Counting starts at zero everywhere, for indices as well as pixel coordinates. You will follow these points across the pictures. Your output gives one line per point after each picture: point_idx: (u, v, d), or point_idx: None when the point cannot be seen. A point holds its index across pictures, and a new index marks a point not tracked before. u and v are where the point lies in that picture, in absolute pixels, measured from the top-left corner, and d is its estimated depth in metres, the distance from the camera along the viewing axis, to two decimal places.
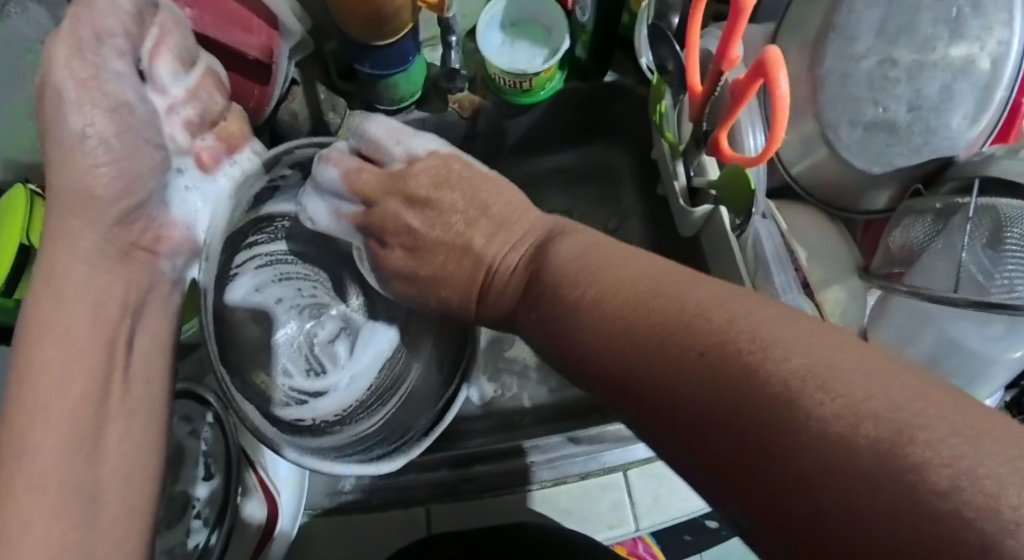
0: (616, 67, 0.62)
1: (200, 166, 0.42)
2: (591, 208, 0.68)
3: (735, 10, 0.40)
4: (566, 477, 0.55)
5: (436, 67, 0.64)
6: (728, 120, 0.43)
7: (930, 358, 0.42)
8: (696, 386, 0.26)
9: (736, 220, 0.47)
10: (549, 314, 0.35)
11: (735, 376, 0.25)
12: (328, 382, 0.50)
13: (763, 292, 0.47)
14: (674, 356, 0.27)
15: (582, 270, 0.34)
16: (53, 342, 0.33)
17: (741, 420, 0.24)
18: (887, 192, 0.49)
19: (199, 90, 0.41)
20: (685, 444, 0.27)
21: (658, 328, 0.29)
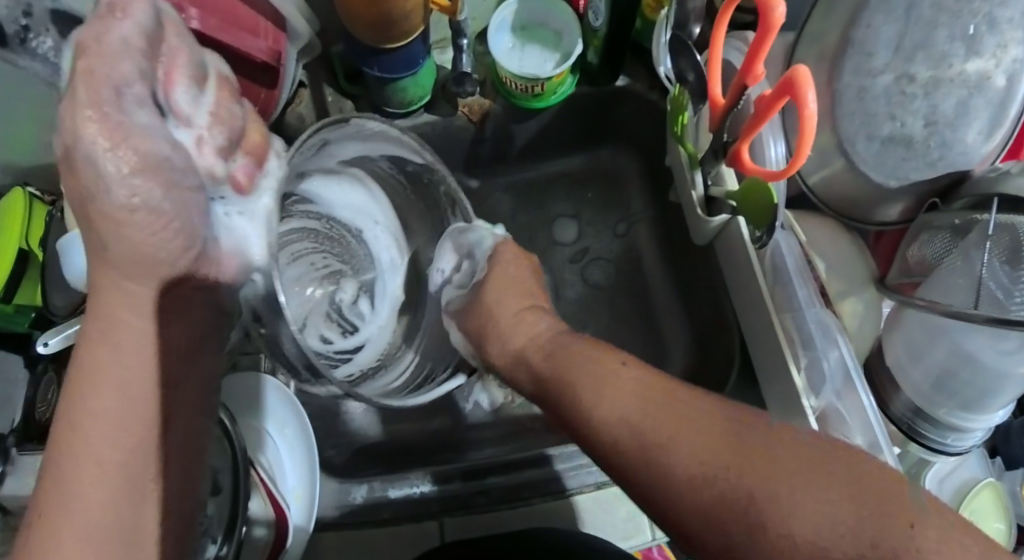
0: (626, 71, 0.61)
1: (239, 191, 0.41)
2: (599, 213, 0.68)
3: (764, 26, 0.40)
4: (578, 487, 0.55)
5: (445, 70, 0.63)
6: (751, 134, 0.43)
7: (944, 371, 0.43)
8: (709, 428, 0.32)
9: (756, 232, 0.47)
10: (577, 356, 0.40)
11: (726, 443, 0.31)
12: (362, 335, 0.54)
13: (780, 302, 0.47)
14: (674, 408, 0.33)
15: (571, 356, 0.41)
16: (105, 393, 0.33)
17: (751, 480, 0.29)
18: (900, 205, 0.49)
19: (220, 110, 0.39)
20: (683, 479, 0.31)
21: (661, 392, 0.35)
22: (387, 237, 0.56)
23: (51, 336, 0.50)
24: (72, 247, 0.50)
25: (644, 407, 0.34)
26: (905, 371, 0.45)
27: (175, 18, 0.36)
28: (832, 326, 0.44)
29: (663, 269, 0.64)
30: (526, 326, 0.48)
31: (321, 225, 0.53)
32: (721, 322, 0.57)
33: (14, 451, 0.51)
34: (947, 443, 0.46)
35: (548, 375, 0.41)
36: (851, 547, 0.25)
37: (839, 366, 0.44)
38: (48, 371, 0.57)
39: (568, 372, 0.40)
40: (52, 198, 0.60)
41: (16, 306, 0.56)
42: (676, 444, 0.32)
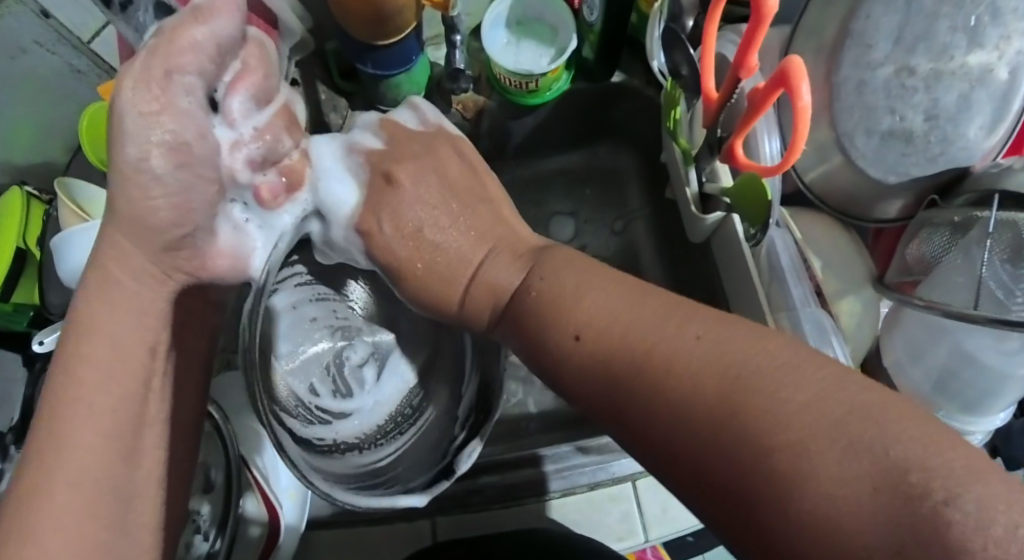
0: (622, 67, 0.61)
1: (260, 202, 0.41)
2: (596, 210, 0.68)
3: (757, 17, 0.39)
4: (574, 488, 0.54)
5: (439, 67, 0.63)
6: (745, 128, 0.42)
7: (944, 371, 0.42)
8: (695, 370, 0.28)
9: (751, 230, 0.45)
10: (555, 288, 0.36)
11: (722, 396, 0.26)
12: (354, 404, 0.48)
13: (777, 301, 0.46)
14: (661, 357, 0.29)
15: (548, 285, 0.37)
16: (98, 342, 0.34)
17: (744, 426, 0.25)
18: (900, 202, 0.48)
19: (267, 130, 0.41)
20: (672, 430, 0.28)
21: (638, 334, 0.31)
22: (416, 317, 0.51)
23: (48, 334, 0.50)
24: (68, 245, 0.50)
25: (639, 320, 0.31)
26: (904, 371, 0.44)
27: (262, 43, 0.40)
28: (827, 327, 0.43)
29: (661, 267, 0.63)
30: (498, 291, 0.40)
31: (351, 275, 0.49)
32: None
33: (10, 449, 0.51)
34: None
35: (525, 309, 0.37)
36: (868, 503, 0.21)
37: None
38: (46, 370, 0.57)
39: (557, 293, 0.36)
40: (50, 197, 0.60)
41: (14, 304, 0.56)
42: (672, 363, 0.29)
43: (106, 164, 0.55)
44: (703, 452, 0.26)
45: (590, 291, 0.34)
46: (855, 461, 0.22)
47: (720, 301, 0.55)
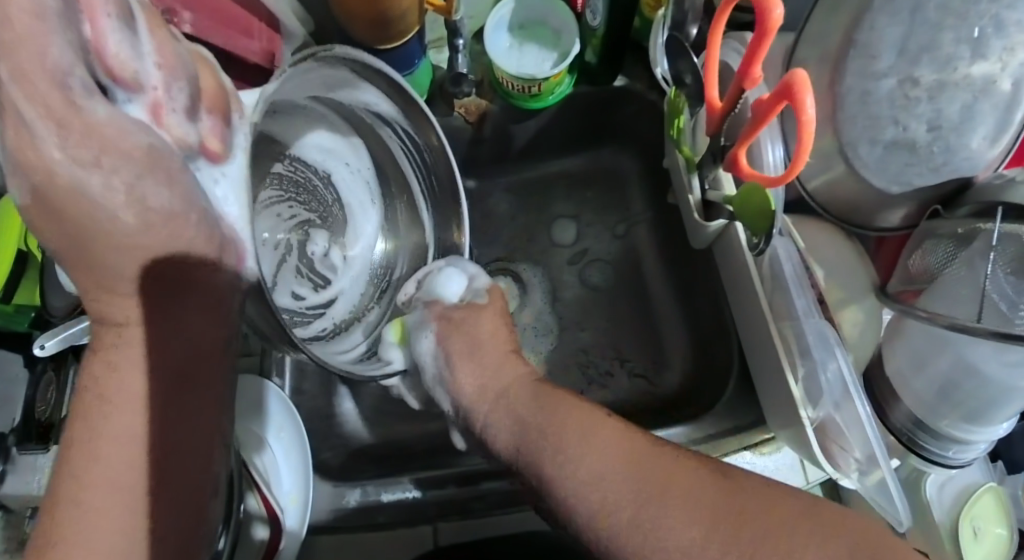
0: (626, 71, 0.60)
1: (212, 160, 0.35)
2: (598, 214, 0.67)
3: (761, 29, 0.39)
4: None
5: (442, 70, 0.62)
6: (748, 139, 0.43)
7: (946, 382, 0.42)
8: (689, 485, 0.34)
9: (754, 240, 0.45)
10: (543, 405, 0.42)
11: (716, 505, 0.32)
12: (334, 289, 0.54)
13: (778, 310, 0.46)
14: (656, 471, 0.35)
15: (543, 402, 0.42)
16: (110, 417, 0.31)
17: (736, 525, 0.31)
18: (903, 210, 0.48)
19: (167, 57, 0.31)
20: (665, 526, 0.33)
21: (632, 451, 0.37)
22: (358, 183, 0.55)
23: (48, 338, 0.50)
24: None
25: (632, 478, 0.35)
26: (906, 381, 0.44)
27: None
28: (832, 339, 0.42)
29: (664, 271, 0.63)
30: (509, 369, 0.47)
31: (286, 168, 0.49)
32: (721, 325, 0.56)
33: (13, 451, 0.52)
34: (949, 456, 0.45)
35: (520, 417, 0.43)
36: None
37: (838, 380, 0.42)
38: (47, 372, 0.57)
39: (546, 441, 0.40)
40: None
41: (16, 305, 0.56)
42: (663, 497, 0.34)
43: None
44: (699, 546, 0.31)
45: (567, 410, 0.40)
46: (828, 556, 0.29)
47: (722, 305, 0.56)
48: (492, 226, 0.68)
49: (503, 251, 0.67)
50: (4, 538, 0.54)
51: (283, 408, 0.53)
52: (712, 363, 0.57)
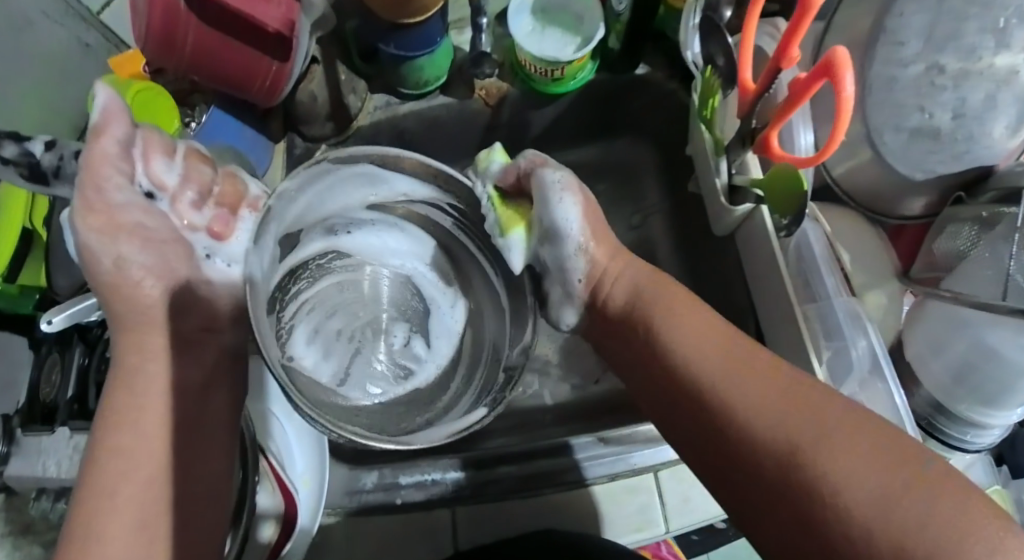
0: (646, 59, 0.60)
1: (214, 237, 0.47)
2: (612, 204, 0.67)
3: (801, 9, 0.41)
4: (592, 478, 0.50)
5: (463, 52, 0.63)
6: (782, 117, 0.44)
7: (964, 364, 0.41)
8: (753, 410, 0.34)
9: (782, 222, 0.45)
10: (644, 300, 0.43)
11: (788, 446, 0.32)
12: (416, 380, 0.50)
13: (804, 293, 0.46)
14: (743, 374, 0.36)
15: (650, 291, 0.43)
16: (125, 430, 0.40)
17: (795, 468, 0.31)
18: (923, 199, 0.49)
19: (187, 172, 0.46)
20: (747, 439, 0.34)
21: (736, 360, 0.37)
22: (430, 274, 0.52)
23: (55, 313, 0.48)
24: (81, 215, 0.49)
25: (728, 359, 0.37)
26: (924, 364, 0.43)
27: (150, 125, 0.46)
28: (861, 314, 0.43)
29: (679, 262, 0.62)
30: (617, 281, 0.45)
31: (358, 276, 0.51)
32: (738, 315, 0.56)
33: (18, 433, 0.51)
34: (964, 439, 0.44)
35: (626, 317, 0.43)
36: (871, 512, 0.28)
37: (868, 355, 0.43)
38: (53, 352, 0.54)
39: (657, 313, 0.41)
40: None
41: (20, 287, 0.53)
42: (734, 405, 0.35)
43: None
44: (776, 467, 0.32)
45: (675, 314, 0.41)
46: (867, 494, 0.29)
47: (738, 294, 0.56)
48: None
49: None
50: (6, 521, 0.52)
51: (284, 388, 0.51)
52: None
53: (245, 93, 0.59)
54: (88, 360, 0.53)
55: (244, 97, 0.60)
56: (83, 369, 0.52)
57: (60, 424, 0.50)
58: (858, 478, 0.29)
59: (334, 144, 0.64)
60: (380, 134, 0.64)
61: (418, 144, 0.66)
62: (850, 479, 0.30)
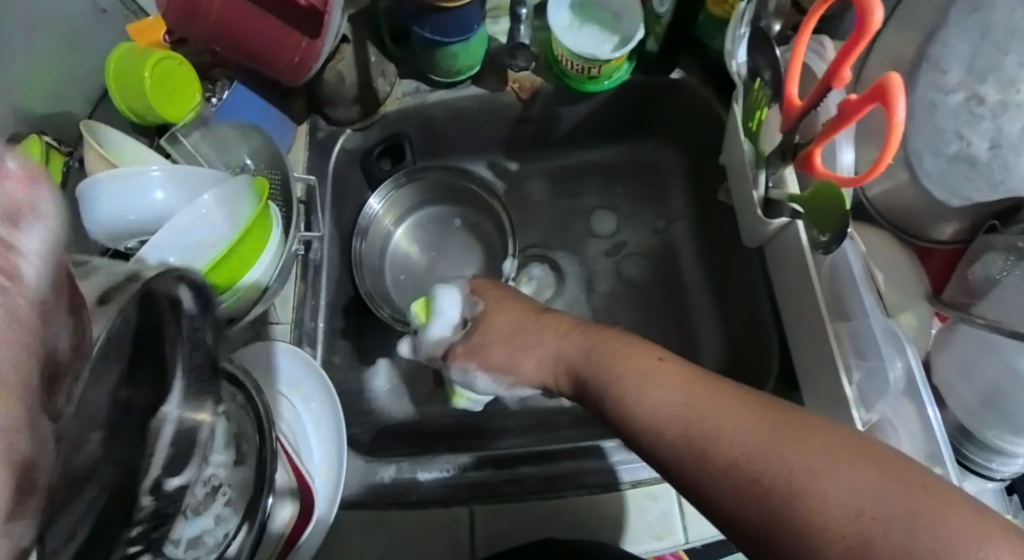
0: (682, 64, 0.60)
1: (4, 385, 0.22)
2: (635, 206, 0.66)
3: (858, 32, 0.41)
4: (622, 482, 0.51)
5: (498, 41, 0.62)
6: (829, 135, 0.45)
7: (993, 389, 0.40)
8: (730, 450, 0.29)
9: (822, 238, 0.46)
10: (595, 349, 0.39)
11: (770, 484, 0.27)
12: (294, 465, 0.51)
13: (835, 310, 0.47)
14: (708, 425, 0.30)
15: (601, 349, 0.39)
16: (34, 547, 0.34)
17: (777, 512, 0.26)
18: (955, 225, 0.49)
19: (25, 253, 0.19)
20: (724, 489, 0.28)
21: (695, 402, 0.32)
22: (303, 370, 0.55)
23: None
24: (92, 194, 0.50)
25: (701, 403, 0.32)
26: (953, 389, 0.42)
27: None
28: (900, 337, 0.42)
29: (701, 267, 0.62)
30: (550, 331, 0.44)
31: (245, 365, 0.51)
32: (759, 323, 0.56)
33: None
34: (992, 467, 0.42)
35: (589, 359, 0.39)
36: (873, 530, 0.23)
37: (904, 376, 0.42)
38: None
39: (613, 362, 0.37)
40: (67, 150, 0.56)
41: None
42: (715, 452, 0.29)
43: (133, 112, 0.55)
44: (760, 517, 0.27)
45: (624, 360, 0.37)
46: (870, 512, 0.24)
47: (761, 302, 0.56)
48: (527, 210, 0.67)
49: (539, 236, 0.66)
50: None
51: (311, 372, 0.54)
52: (749, 360, 0.56)
53: (271, 68, 0.56)
54: None
55: (269, 74, 0.58)
56: None
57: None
58: (836, 488, 0.25)
59: (358, 128, 0.62)
60: (406, 120, 0.63)
61: (444, 132, 0.65)
62: (849, 505, 0.24)
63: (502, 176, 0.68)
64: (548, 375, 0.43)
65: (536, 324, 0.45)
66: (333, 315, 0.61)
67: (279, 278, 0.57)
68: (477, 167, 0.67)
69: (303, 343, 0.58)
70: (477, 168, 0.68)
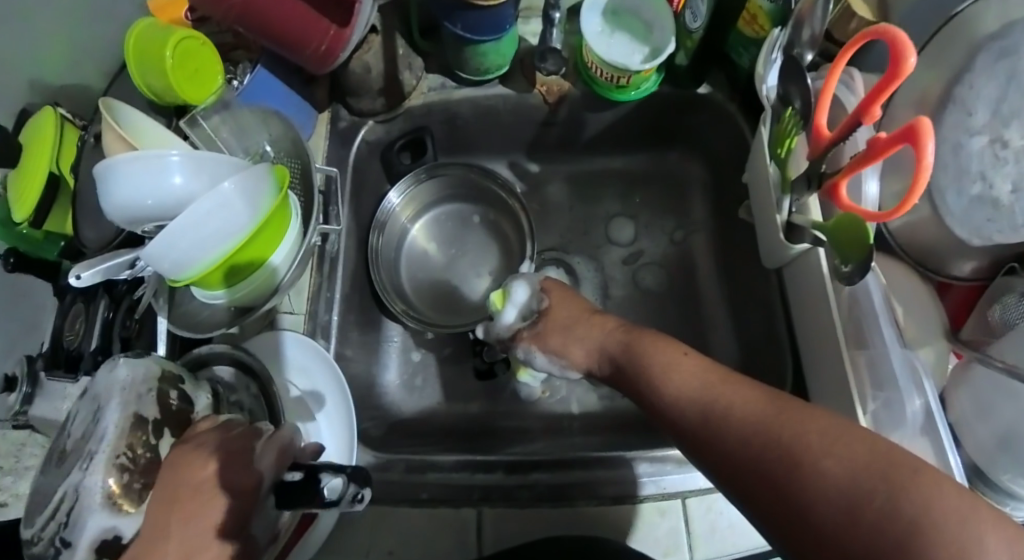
0: (710, 79, 0.60)
1: None
2: (655, 216, 0.67)
3: (890, 74, 0.41)
4: (642, 494, 0.52)
5: (528, 42, 0.61)
6: (855, 169, 0.45)
7: (1010, 432, 0.41)
8: (740, 425, 0.35)
9: (843, 269, 0.46)
10: (630, 343, 0.46)
11: (781, 449, 0.32)
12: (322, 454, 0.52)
13: (853, 338, 0.48)
14: (722, 405, 0.37)
15: (639, 342, 0.45)
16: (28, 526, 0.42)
17: (780, 478, 0.31)
18: (974, 262, 0.48)
19: None
20: (735, 458, 0.34)
21: (712, 392, 0.38)
22: (317, 371, 0.54)
23: (85, 269, 0.46)
24: (111, 173, 0.46)
25: (714, 390, 0.38)
26: (971, 428, 0.43)
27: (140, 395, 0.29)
28: (921, 375, 0.43)
29: (718, 282, 0.63)
30: (589, 324, 0.50)
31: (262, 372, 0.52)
32: (771, 343, 0.57)
33: (41, 376, 0.50)
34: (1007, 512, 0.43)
35: (627, 353, 0.45)
36: (861, 489, 0.28)
37: (922, 414, 0.43)
38: (76, 303, 0.54)
39: (647, 356, 0.43)
40: (82, 122, 0.55)
41: (45, 233, 0.52)
42: (729, 427, 0.35)
43: (152, 91, 0.54)
44: (764, 479, 0.32)
45: (656, 354, 0.43)
46: (855, 475, 0.29)
47: (776, 322, 0.56)
48: (547, 212, 0.67)
49: (558, 239, 0.66)
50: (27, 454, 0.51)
51: (321, 363, 0.54)
52: (760, 376, 0.57)
53: (297, 55, 0.54)
54: (113, 314, 0.52)
55: (294, 61, 0.56)
56: (106, 323, 0.51)
57: (83, 375, 0.49)
58: (833, 453, 0.30)
59: (381, 120, 0.61)
60: (431, 115, 0.62)
61: (469, 130, 0.65)
62: (838, 471, 0.29)
63: (524, 177, 0.68)
64: (597, 365, 0.49)
65: (580, 320, 0.51)
66: (347, 308, 0.61)
67: (295, 269, 0.56)
68: (499, 167, 0.68)
69: (317, 335, 0.58)
70: (498, 168, 0.68)
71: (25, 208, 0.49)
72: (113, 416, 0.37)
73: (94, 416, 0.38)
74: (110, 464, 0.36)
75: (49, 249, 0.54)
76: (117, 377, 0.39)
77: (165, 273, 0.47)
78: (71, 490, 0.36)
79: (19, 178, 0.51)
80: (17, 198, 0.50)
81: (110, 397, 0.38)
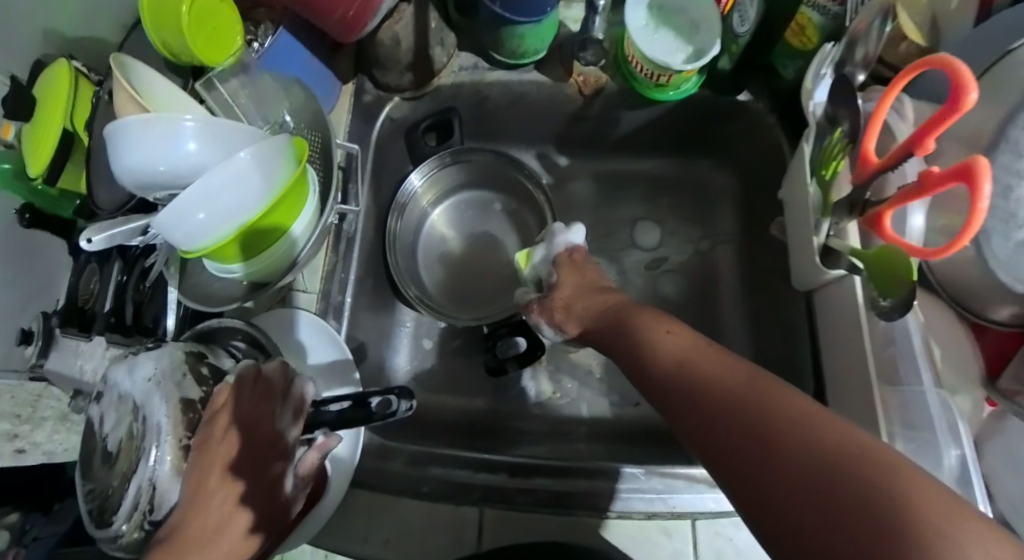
0: (750, 87, 0.57)
1: None
2: (681, 223, 0.65)
3: (949, 106, 0.38)
4: (626, 512, 0.51)
5: (568, 28, 0.58)
6: (902, 202, 0.43)
7: None
8: (721, 405, 0.33)
9: (881, 302, 0.44)
10: (626, 315, 0.44)
11: (759, 434, 0.30)
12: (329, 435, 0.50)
13: (883, 374, 0.46)
14: (706, 383, 0.35)
15: (632, 316, 0.43)
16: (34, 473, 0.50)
17: (755, 462, 0.29)
18: (1012, 308, 0.46)
19: None
20: (715, 438, 0.32)
21: (697, 369, 0.36)
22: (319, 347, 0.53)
23: (96, 232, 0.43)
24: (118, 135, 0.43)
25: (697, 368, 0.36)
26: (1003, 482, 0.42)
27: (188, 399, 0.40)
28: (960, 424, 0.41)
29: (740, 298, 0.61)
30: (591, 300, 0.49)
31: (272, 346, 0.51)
32: (791, 368, 0.56)
33: (56, 334, 0.50)
34: None
35: (618, 327, 0.44)
36: (829, 478, 0.26)
37: (958, 464, 0.40)
38: (91, 262, 0.53)
39: (637, 329, 0.42)
40: (98, 77, 0.52)
41: (60, 191, 0.50)
42: (710, 407, 0.33)
43: (168, 49, 0.50)
44: (739, 461, 0.30)
45: (648, 326, 0.41)
46: (825, 464, 0.27)
47: (799, 346, 0.55)
48: (570, 209, 0.65)
49: None
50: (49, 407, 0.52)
51: (331, 346, 0.53)
52: None
53: (320, 20, 0.50)
54: (126, 278, 0.51)
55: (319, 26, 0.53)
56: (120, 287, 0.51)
57: (97, 334, 0.50)
58: (806, 440, 0.28)
59: (408, 97, 0.58)
60: (460, 97, 0.59)
61: (497, 116, 0.62)
62: (809, 456, 0.27)
63: (550, 170, 0.66)
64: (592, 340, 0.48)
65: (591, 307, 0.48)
66: (360, 291, 0.58)
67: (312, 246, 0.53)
68: (527, 157, 0.65)
69: (328, 316, 0.56)
70: (526, 159, 0.66)
71: (40, 163, 0.47)
72: (163, 409, 0.38)
73: (137, 414, 0.39)
74: (175, 448, 0.38)
75: (64, 208, 0.51)
76: (144, 372, 0.39)
77: (176, 243, 0.45)
78: (145, 482, 0.37)
79: (32, 135, 0.48)
80: (32, 153, 0.47)
81: (151, 394, 0.39)
